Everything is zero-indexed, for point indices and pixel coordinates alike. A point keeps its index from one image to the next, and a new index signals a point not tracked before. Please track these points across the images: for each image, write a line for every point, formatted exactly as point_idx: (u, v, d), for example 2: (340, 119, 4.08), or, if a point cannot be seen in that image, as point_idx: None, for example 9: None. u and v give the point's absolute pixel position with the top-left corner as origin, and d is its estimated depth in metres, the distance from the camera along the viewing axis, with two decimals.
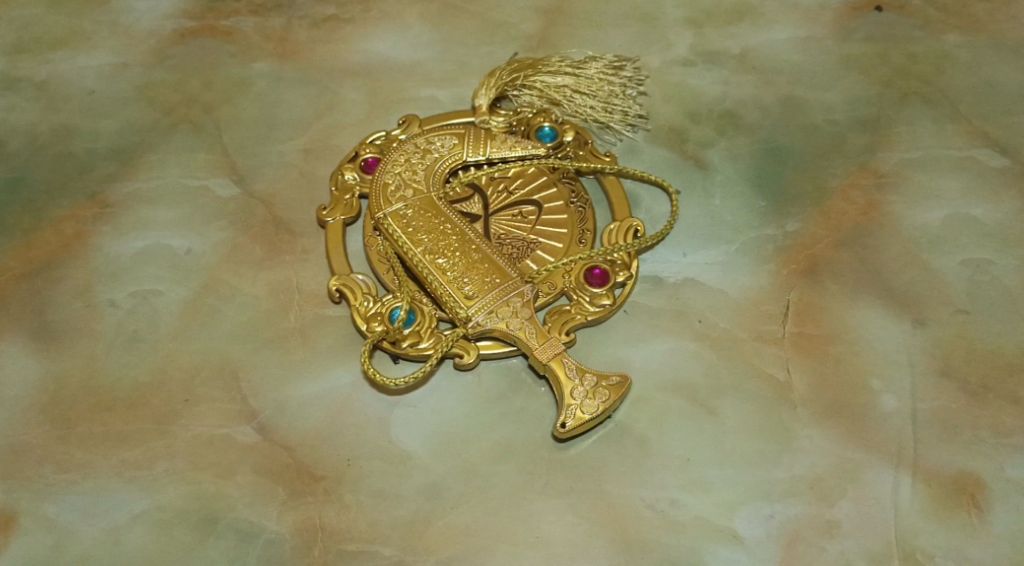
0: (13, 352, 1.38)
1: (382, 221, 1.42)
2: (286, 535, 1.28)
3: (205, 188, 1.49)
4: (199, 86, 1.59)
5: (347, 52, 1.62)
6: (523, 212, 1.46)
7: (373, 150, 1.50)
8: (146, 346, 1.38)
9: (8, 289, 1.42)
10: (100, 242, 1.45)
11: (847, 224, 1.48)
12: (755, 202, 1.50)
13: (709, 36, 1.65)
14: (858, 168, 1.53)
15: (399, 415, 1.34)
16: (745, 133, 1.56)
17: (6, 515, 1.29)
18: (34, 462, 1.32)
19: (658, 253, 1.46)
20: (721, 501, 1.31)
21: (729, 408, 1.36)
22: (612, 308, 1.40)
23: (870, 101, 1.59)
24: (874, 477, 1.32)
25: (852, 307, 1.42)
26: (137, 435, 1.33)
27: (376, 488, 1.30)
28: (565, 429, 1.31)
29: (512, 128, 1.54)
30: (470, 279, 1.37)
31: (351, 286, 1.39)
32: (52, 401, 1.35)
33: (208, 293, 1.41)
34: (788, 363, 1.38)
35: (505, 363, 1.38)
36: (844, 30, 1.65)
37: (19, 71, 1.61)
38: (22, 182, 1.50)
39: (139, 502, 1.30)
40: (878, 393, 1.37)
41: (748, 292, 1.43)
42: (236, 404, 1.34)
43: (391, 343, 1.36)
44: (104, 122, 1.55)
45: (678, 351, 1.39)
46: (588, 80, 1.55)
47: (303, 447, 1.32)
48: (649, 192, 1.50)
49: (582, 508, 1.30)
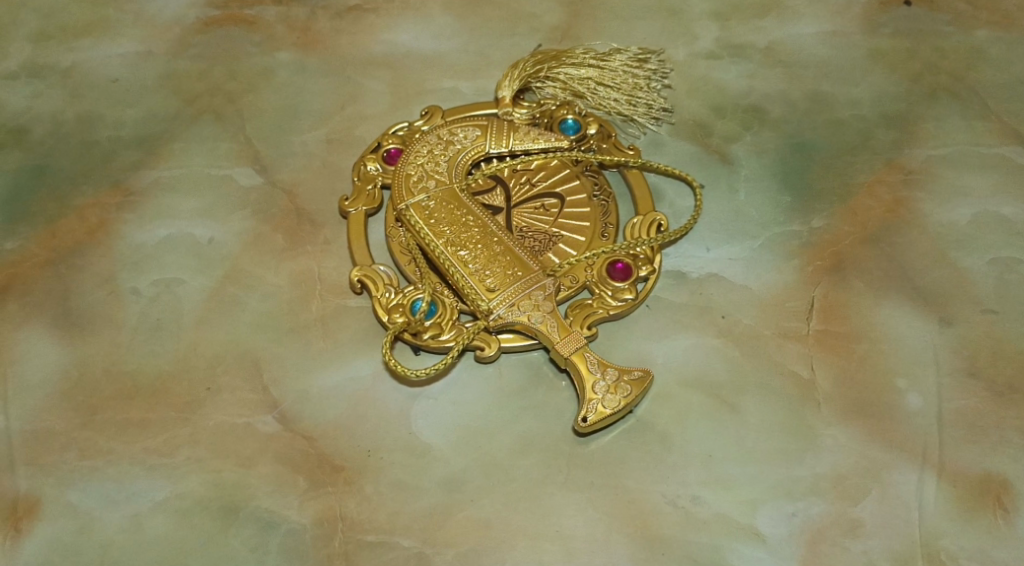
0: (36, 338, 1.38)
1: (404, 212, 1.41)
2: (307, 525, 1.28)
3: (229, 177, 1.49)
4: (222, 75, 1.59)
5: (371, 43, 1.61)
6: (545, 205, 1.46)
7: (395, 141, 1.49)
8: (168, 334, 1.38)
9: (33, 276, 1.42)
10: (123, 230, 1.45)
11: (874, 221, 1.46)
12: (780, 197, 1.48)
13: (735, 29, 1.64)
14: (885, 165, 1.51)
15: (420, 407, 1.34)
16: (770, 128, 1.55)
17: (29, 501, 1.30)
18: (57, 448, 1.32)
19: (682, 247, 1.45)
20: (742, 499, 1.30)
21: (752, 405, 1.35)
22: (635, 303, 1.39)
23: (897, 97, 1.57)
24: (898, 476, 1.31)
25: (878, 305, 1.41)
26: (159, 423, 1.33)
27: (396, 480, 1.30)
28: (586, 423, 1.30)
29: (535, 120, 1.53)
30: (492, 272, 1.37)
31: (373, 277, 1.38)
32: (75, 388, 1.35)
33: (230, 283, 1.41)
34: (813, 361, 1.37)
35: (526, 356, 1.37)
36: (872, 25, 1.64)
37: (44, 59, 1.61)
38: (46, 169, 1.50)
39: (161, 490, 1.30)
40: (904, 392, 1.35)
41: (773, 288, 1.42)
42: (257, 393, 1.34)
43: (412, 335, 1.35)
44: (128, 110, 1.56)
45: (701, 347, 1.38)
46: (612, 72, 1.55)
47: (324, 438, 1.32)
48: (673, 186, 1.49)
49: (602, 504, 1.30)
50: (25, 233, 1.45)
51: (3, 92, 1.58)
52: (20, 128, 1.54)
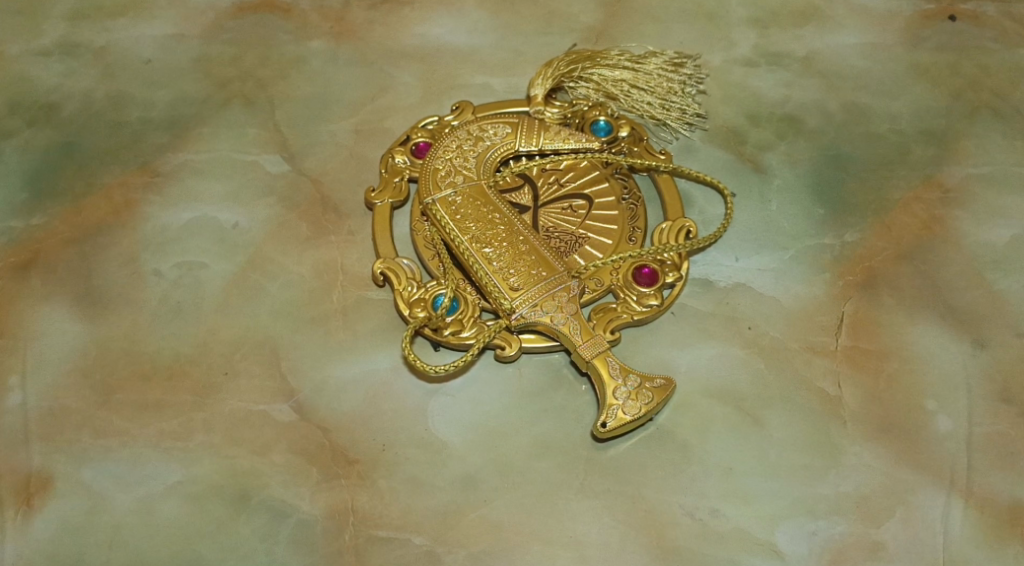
0: (57, 315, 1.37)
1: (430, 206, 1.40)
2: (318, 517, 1.26)
3: (256, 163, 1.48)
4: (254, 61, 1.58)
5: (405, 35, 1.60)
6: (573, 206, 1.44)
7: (425, 135, 1.48)
8: (189, 318, 1.37)
9: (56, 252, 1.41)
10: (149, 211, 1.44)
11: (908, 237, 1.44)
12: (813, 209, 1.46)
13: (774, 37, 1.61)
14: (922, 181, 1.48)
15: (437, 403, 1.32)
16: (806, 138, 1.52)
17: (42, 477, 1.28)
18: (72, 426, 1.31)
19: (710, 255, 1.43)
20: (762, 514, 1.28)
21: (776, 419, 1.32)
22: (660, 309, 1.37)
23: (938, 113, 1.55)
24: (924, 499, 1.29)
25: (909, 323, 1.38)
26: (175, 406, 1.32)
27: (410, 476, 1.28)
28: (605, 429, 1.28)
29: (566, 120, 1.52)
30: (517, 271, 1.35)
31: (395, 271, 1.37)
32: (93, 367, 1.34)
33: (252, 269, 1.40)
34: (840, 378, 1.35)
35: (547, 358, 1.35)
36: (914, 38, 1.61)
37: (78, 37, 1.60)
38: (75, 147, 1.49)
39: (173, 474, 1.28)
40: (933, 414, 1.33)
41: (802, 301, 1.39)
42: (275, 381, 1.33)
43: (433, 331, 1.34)
44: (158, 92, 1.55)
45: (726, 357, 1.36)
46: (647, 75, 1.53)
47: (338, 430, 1.30)
48: (704, 194, 1.47)
49: (618, 511, 1.27)
50: (51, 210, 1.44)
51: (35, 68, 1.57)
52: (50, 105, 1.54)
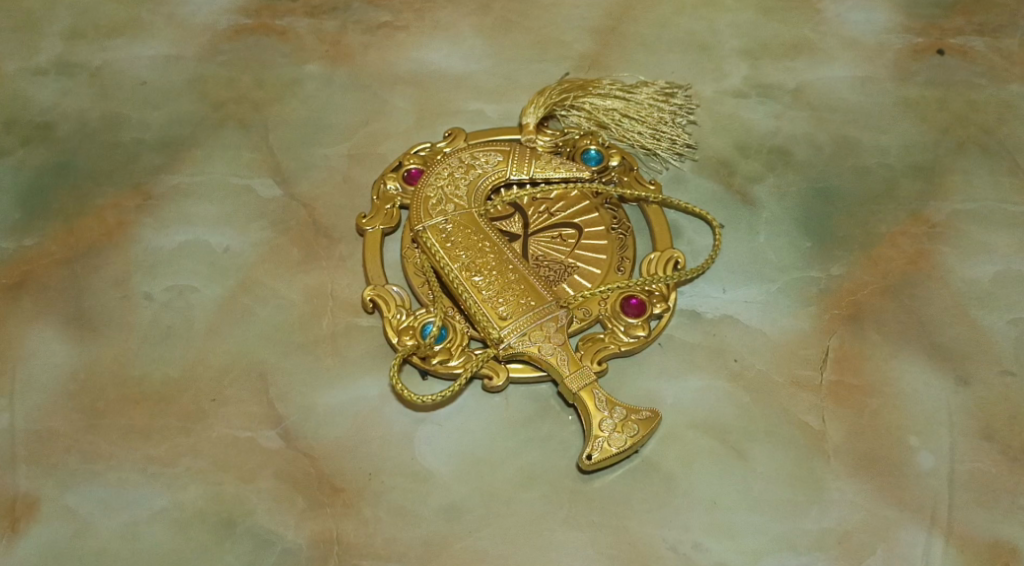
0: (47, 337, 1.37)
1: (421, 233, 1.41)
2: (304, 544, 1.26)
3: (249, 187, 1.48)
4: (249, 83, 1.58)
5: (400, 60, 1.62)
6: (563, 235, 1.45)
7: (416, 161, 1.48)
8: (178, 341, 1.37)
9: (47, 274, 1.41)
10: (141, 233, 1.44)
11: (894, 273, 1.45)
12: (801, 242, 1.48)
13: (765, 69, 1.63)
14: (909, 217, 1.50)
15: (424, 432, 1.32)
16: (794, 171, 1.54)
17: (28, 500, 1.28)
18: (59, 449, 1.31)
19: (698, 287, 1.44)
20: (745, 549, 1.29)
21: (761, 453, 1.34)
22: (647, 339, 1.38)
23: (925, 147, 1.56)
24: (905, 536, 1.31)
25: (894, 358, 1.40)
26: (162, 430, 1.32)
27: (396, 505, 1.29)
28: (591, 461, 1.29)
29: (557, 148, 1.53)
30: (506, 299, 1.36)
31: (385, 298, 1.37)
32: (81, 390, 1.34)
33: (243, 293, 1.40)
34: (824, 412, 1.36)
35: (534, 388, 1.36)
36: (903, 72, 1.63)
37: (75, 56, 1.61)
38: (69, 167, 1.50)
39: (160, 499, 1.28)
40: (916, 450, 1.35)
41: (789, 335, 1.41)
42: (263, 407, 1.33)
43: (421, 359, 1.34)
44: (153, 113, 1.55)
45: (712, 390, 1.37)
46: (638, 105, 1.54)
47: (325, 457, 1.30)
48: (693, 224, 1.49)
49: (603, 543, 1.28)
50: (44, 230, 1.44)
51: (30, 86, 1.58)
52: (45, 124, 1.54)
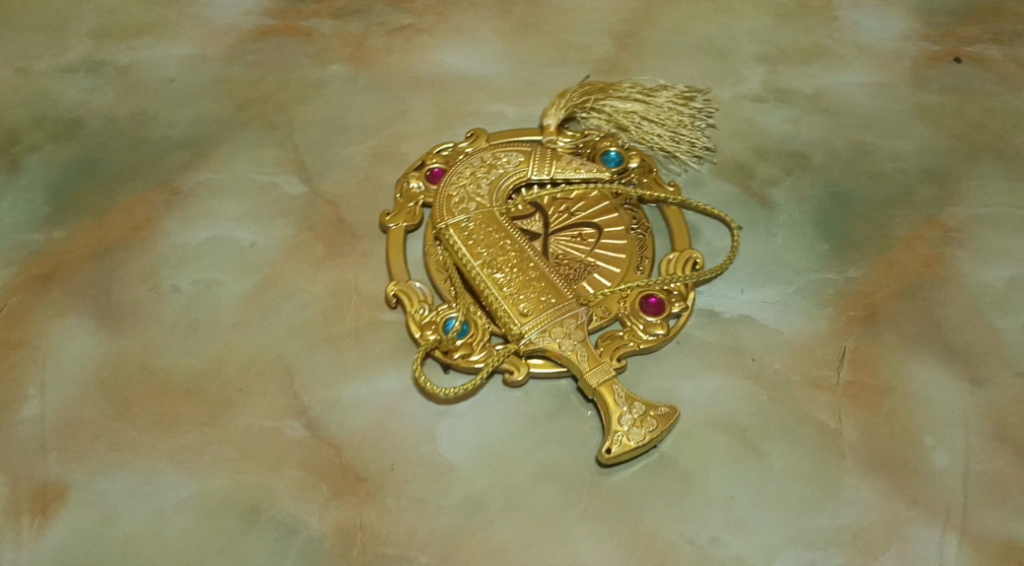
0: (76, 328, 1.39)
1: (443, 231, 1.43)
2: (326, 533, 1.28)
3: (274, 184, 1.51)
4: (274, 83, 1.61)
5: (422, 62, 1.64)
6: (583, 234, 1.47)
7: (439, 161, 1.51)
8: (204, 333, 1.39)
9: (76, 266, 1.44)
10: (168, 227, 1.47)
11: (910, 275, 1.47)
12: (818, 244, 1.49)
13: (782, 74, 1.65)
14: (925, 221, 1.52)
15: (446, 425, 1.34)
16: (812, 174, 1.55)
17: (57, 487, 1.30)
18: (88, 437, 1.33)
19: (716, 287, 1.46)
20: (762, 544, 1.30)
21: (777, 451, 1.35)
22: (666, 338, 1.40)
23: (941, 153, 1.58)
24: (919, 534, 1.32)
25: (909, 360, 1.41)
26: (189, 420, 1.34)
27: (417, 496, 1.30)
28: (610, 455, 1.31)
29: (578, 149, 1.55)
30: (526, 296, 1.38)
31: (408, 293, 1.40)
32: (110, 379, 1.36)
33: (268, 287, 1.42)
34: (840, 412, 1.38)
35: (554, 384, 1.38)
36: (919, 79, 1.65)
37: (104, 55, 1.64)
38: (98, 163, 1.52)
39: (186, 487, 1.30)
40: (931, 450, 1.36)
41: (806, 335, 1.42)
42: (287, 398, 1.35)
43: (443, 353, 1.36)
44: (180, 111, 1.58)
45: (729, 388, 1.39)
46: (658, 108, 1.55)
47: (348, 448, 1.32)
48: (711, 226, 1.50)
49: (621, 537, 1.30)
50: (74, 224, 1.47)
51: (60, 84, 1.61)
52: (74, 121, 1.57)
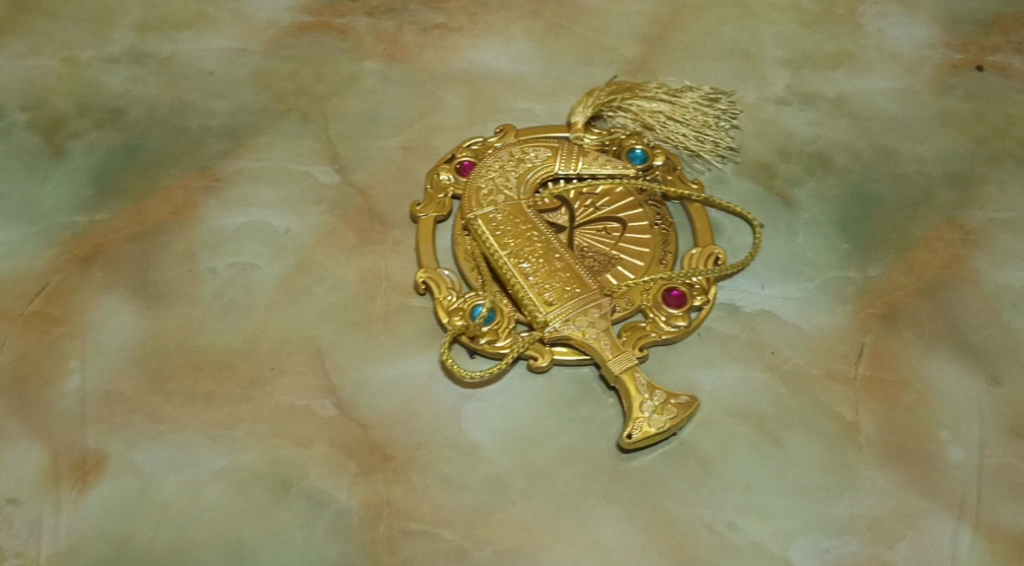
0: (117, 305, 1.44)
1: (471, 222, 1.47)
2: (354, 507, 1.32)
3: (309, 173, 1.55)
4: (310, 77, 1.65)
5: (453, 59, 1.68)
6: (607, 228, 1.51)
7: (469, 154, 1.55)
8: (240, 314, 1.43)
9: (118, 247, 1.49)
10: (206, 212, 1.52)
11: (929, 275, 1.50)
12: (838, 243, 1.52)
13: (807, 77, 1.68)
14: (944, 223, 1.54)
15: (471, 407, 1.38)
16: (833, 175, 1.58)
17: (96, 457, 1.34)
18: (126, 410, 1.37)
19: (737, 282, 1.49)
20: (779, 530, 1.33)
21: (795, 441, 1.38)
22: (687, 329, 1.43)
23: (962, 157, 1.60)
24: (934, 525, 1.34)
25: (927, 356, 1.44)
26: (223, 397, 1.38)
27: (443, 475, 1.34)
28: (630, 440, 1.34)
29: (604, 147, 1.59)
30: (552, 286, 1.41)
31: (437, 280, 1.43)
32: (149, 355, 1.41)
33: (301, 272, 1.47)
34: (858, 405, 1.40)
35: (577, 370, 1.41)
36: (942, 85, 1.68)
37: (146, 47, 1.69)
38: (139, 149, 1.57)
39: (221, 460, 1.34)
40: (946, 444, 1.38)
41: (825, 330, 1.45)
42: (319, 378, 1.39)
43: (469, 338, 1.40)
44: (218, 102, 1.63)
45: (748, 379, 1.42)
46: (683, 109, 1.59)
47: (376, 428, 1.36)
48: (733, 223, 1.53)
49: (639, 519, 1.33)
50: (116, 207, 1.52)
51: (104, 73, 1.66)
52: (117, 109, 1.62)
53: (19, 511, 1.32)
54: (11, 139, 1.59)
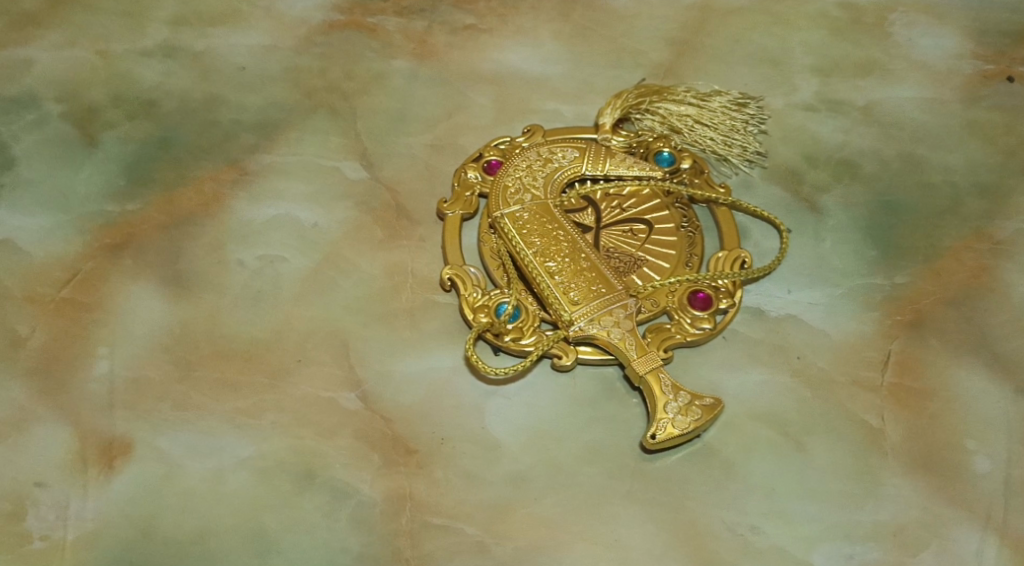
0: (146, 294, 1.45)
1: (498, 220, 1.47)
2: (377, 500, 1.32)
3: (337, 169, 1.56)
4: (340, 75, 1.66)
5: (482, 60, 1.69)
6: (634, 230, 1.50)
7: (496, 153, 1.55)
8: (267, 305, 1.44)
9: (148, 236, 1.50)
10: (235, 204, 1.52)
11: (957, 284, 1.49)
12: (865, 250, 1.51)
13: (836, 85, 1.68)
14: (973, 233, 1.53)
15: (495, 404, 1.38)
16: (861, 182, 1.58)
17: (122, 442, 1.35)
18: (153, 397, 1.38)
19: (763, 286, 1.48)
20: (802, 534, 1.33)
21: (820, 446, 1.37)
22: (712, 332, 1.42)
23: (991, 168, 1.59)
24: (959, 534, 1.33)
25: (954, 366, 1.43)
26: (249, 386, 1.38)
27: (465, 470, 1.34)
28: (654, 440, 1.33)
29: (631, 149, 1.59)
30: (577, 286, 1.41)
31: (463, 277, 1.44)
32: (176, 343, 1.42)
33: (328, 266, 1.47)
34: (883, 412, 1.40)
35: (601, 370, 1.41)
36: (972, 96, 1.67)
37: (179, 41, 1.70)
38: (171, 141, 1.59)
39: (245, 449, 1.35)
40: (972, 454, 1.37)
41: (851, 337, 1.44)
42: (344, 370, 1.39)
43: (494, 335, 1.40)
44: (249, 97, 1.64)
45: (773, 383, 1.41)
46: (711, 112, 1.59)
47: (400, 422, 1.36)
48: (760, 228, 1.53)
49: (662, 519, 1.33)
50: (147, 197, 1.53)
51: (137, 66, 1.67)
52: (150, 101, 1.63)
53: (45, 493, 1.33)
54: (46, 128, 1.60)
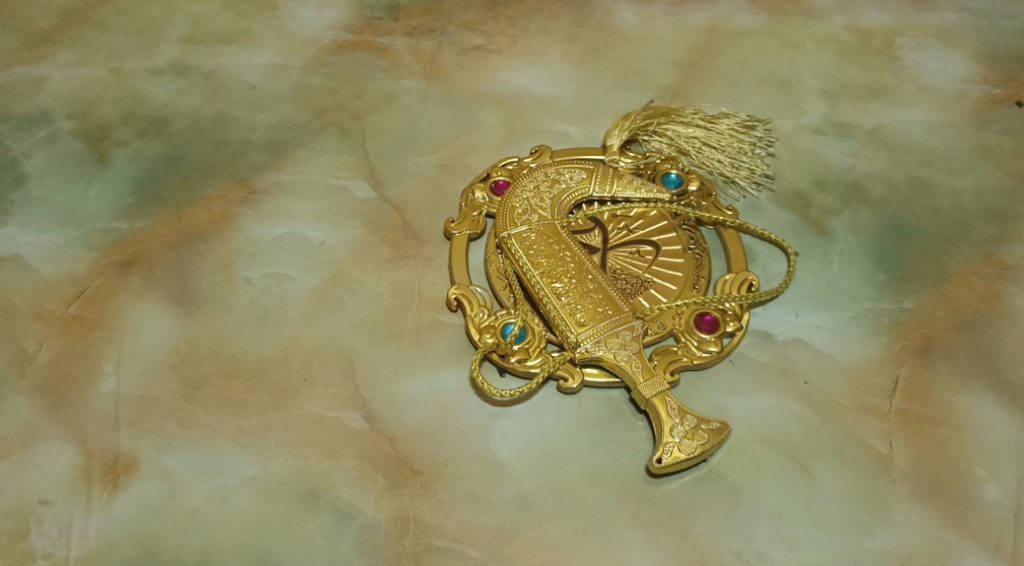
0: (153, 311, 1.45)
1: (505, 240, 1.47)
2: (381, 521, 1.32)
3: (345, 188, 1.56)
4: (349, 94, 1.67)
5: (491, 80, 1.69)
6: (641, 251, 1.50)
7: (504, 174, 1.55)
8: (273, 324, 1.44)
9: (156, 254, 1.50)
10: (243, 222, 1.53)
11: (965, 309, 1.48)
12: (873, 274, 1.51)
13: (844, 108, 1.68)
14: (982, 258, 1.53)
15: (500, 425, 1.38)
16: (869, 206, 1.58)
17: (127, 460, 1.35)
18: (159, 415, 1.38)
19: (771, 309, 1.48)
20: (808, 560, 1.32)
21: (827, 471, 1.37)
22: (719, 355, 1.42)
23: (1000, 193, 1.59)
24: (966, 562, 1.32)
25: (962, 392, 1.42)
26: (255, 405, 1.38)
27: (470, 492, 1.34)
28: (660, 464, 1.33)
29: (638, 170, 1.58)
30: (584, 307, 1.41)
31: (469, 297, 1.44)
32: (182, 361, 1.42)
33: (335, 284, 1.47)
34: (892, 438, 1.39)
35: (608, 393, 1.40)
36: (980, 120, 1.67)
37: (190, 60, 1.71)
38: (180, 159, 1.59)
39: (250, 468, 1.35)
40: (981, 481, 1.36)
41: (858, 361, 1.44)
42: (349, 391, 1.39)
43: (500, 356, 1.40)
44: (259, 115, 1.64)
45: (780, 407, 1.40)
46: (719, 135, 1.59)
47: (405, 442, 1.36)
48: (768, 250, 1.52)
49: (667, 544, 1.32)
50: (155, 215, 1.53)
51: (148, 85, 1.68)
52: (161, 119, 1.64)
53: (50, 510, 1.32)
54: (56, 145, 1.61)
